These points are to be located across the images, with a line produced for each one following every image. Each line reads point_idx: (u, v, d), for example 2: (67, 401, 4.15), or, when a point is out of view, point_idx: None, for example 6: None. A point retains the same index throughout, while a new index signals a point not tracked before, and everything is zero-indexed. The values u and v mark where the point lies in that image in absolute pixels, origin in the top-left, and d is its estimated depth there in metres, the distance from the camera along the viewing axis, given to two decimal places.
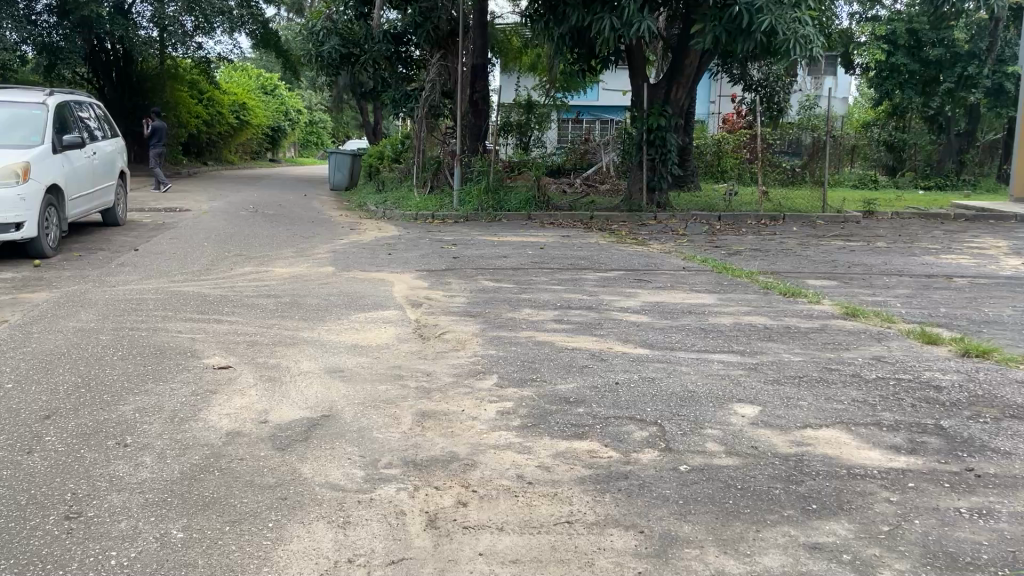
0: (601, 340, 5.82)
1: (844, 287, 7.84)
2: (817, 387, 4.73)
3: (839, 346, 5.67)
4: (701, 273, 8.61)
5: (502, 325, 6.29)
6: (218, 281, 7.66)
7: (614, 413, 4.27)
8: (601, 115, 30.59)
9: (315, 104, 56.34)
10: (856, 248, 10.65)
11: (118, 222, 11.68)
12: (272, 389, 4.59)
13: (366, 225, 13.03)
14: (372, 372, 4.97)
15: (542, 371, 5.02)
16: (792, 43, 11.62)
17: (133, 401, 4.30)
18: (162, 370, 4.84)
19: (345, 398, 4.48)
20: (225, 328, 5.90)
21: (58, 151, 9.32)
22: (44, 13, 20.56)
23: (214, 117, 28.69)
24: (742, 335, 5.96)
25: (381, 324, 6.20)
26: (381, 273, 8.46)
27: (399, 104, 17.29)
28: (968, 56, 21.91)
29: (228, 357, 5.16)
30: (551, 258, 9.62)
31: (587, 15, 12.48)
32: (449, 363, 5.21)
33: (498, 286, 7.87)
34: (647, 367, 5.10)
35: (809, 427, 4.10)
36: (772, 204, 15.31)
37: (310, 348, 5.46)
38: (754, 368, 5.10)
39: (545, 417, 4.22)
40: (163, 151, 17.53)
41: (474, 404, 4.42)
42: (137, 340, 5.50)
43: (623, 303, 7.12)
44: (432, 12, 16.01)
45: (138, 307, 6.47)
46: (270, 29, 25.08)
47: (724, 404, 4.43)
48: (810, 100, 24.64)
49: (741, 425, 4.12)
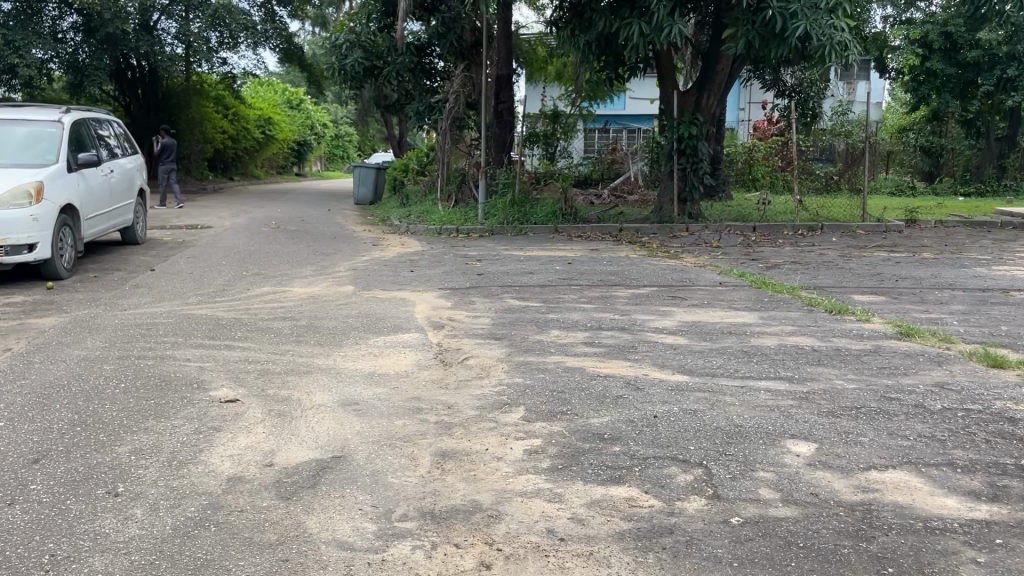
0: (636, 365, 5.41)
1: (895, 304, 7.36)
2: (878, 420, 4.29)
3: (897, 371, 5.21)
4: (739, 288, 8.19)
5: (529, 349, 5.91)
6: (233, 303, 7.36)
7: (654, 451, 3.86)
8: (628, 124, 30.21)
9: (341, 118, 56.93)
10: (901, 260, 10.13)
11: (138, 240, 11.49)
12: (280, 426, 4.23)
13: (389, 240, 12.78)
14: (389, 406, 4.60)
15: (572, 402, 4.62)
16: (828, 50, 11.11)
17: (130, 441, 3.98)
18: (165, 406, 4.50)
19: (359, 436, 4.12)
20: (236, 355, 5.57)
21: (74, 170, 9.12)
22: (70, 31, 20.62)
23: (240, 132, 28.70)
24: (788, 358, 5.53)
25: (401, 349, 5.86)
26: (402, 292, 8.13)
27: (422, 117, 16.75)
28: (1007, 59, 20.92)
29: (237, 389, 4.82)
30: (580, 273, 9.23)
31: (615, 21, 12.13)
32: (472, 394, 4.83)
33: (524, 305, 7.51)
34: (687, 397, 4.67)
35: (873, 469, 3.66)
36: (809, 214, 14.80)
37: (324, 378, 5.11)
38: (805, 399, 4.65)
39: (576, 456, 3.83)
40: (173, 167, 17.45)
41: (499, 443, 4.03)
42: (142, 370, 5.18)
43: (658, 323, 6.70)
44: (455, 22, 15.77)
45: (149, 333, 6.18)
46: (294, 44, 25.04)
47: (777, 441, 4.00)
48: (842, 105, 24.05)
49: (796, 466, 3.69)
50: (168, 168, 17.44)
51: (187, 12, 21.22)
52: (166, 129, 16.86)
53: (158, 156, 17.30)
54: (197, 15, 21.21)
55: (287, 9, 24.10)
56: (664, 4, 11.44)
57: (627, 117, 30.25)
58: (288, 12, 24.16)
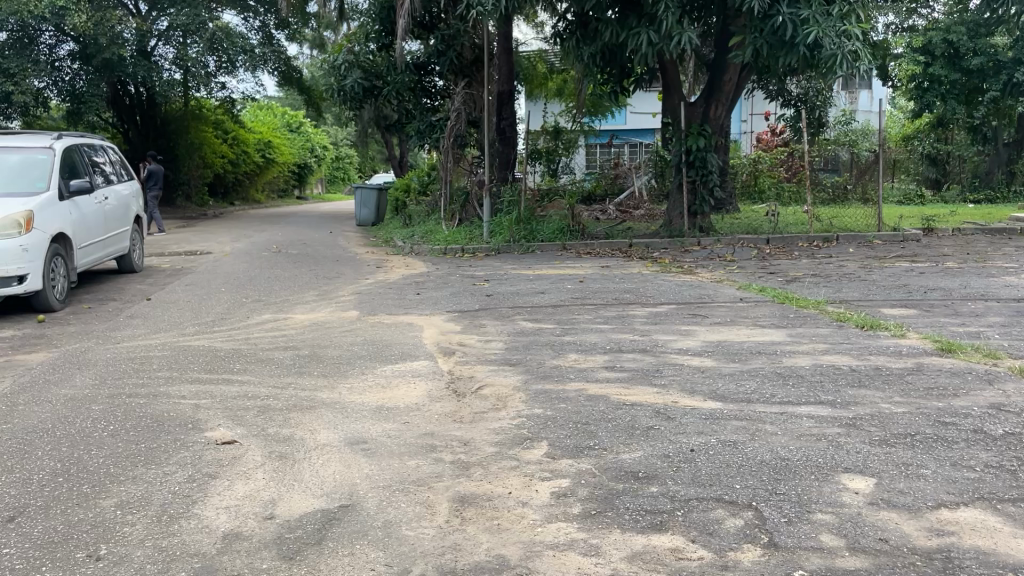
0: (663, 392, 5.03)
1: (928, 317, 6.98)
2: (937, 449, 3.90)
3: (947, 393, 4.80)
4: (762, 304, 7.82)
5: (546, 375, 5.53)
6: (233, 333, 7.00)
7: (696, 492, 3.48)
8: (631, 138, 29.97)
9: (342, 140, 57.00)
10: (925, 270, 9.76)
11: (135, 268, 11.16)
12: (282, 471, 3.85)
13: (393, 262, 12.43)
14: (400, 444, 4.21)
15: (600, 435, 4.23)
16: (839, 59, 10.74)
17: (116, 493, 3.61)
18: (157, 451, 4.13)
19: (368, 480, 3.74)
20: (234, 391, 5.20)
21: (66, 198, 8.81)
22: (67, 59, 20.35)
23: (240, 156, 28.47)
24: (826, 381, 5.13)
25: (411, 379, 5.48)
26: (409, 316, 7.78)
27: (424, 136, 16.47)
28: (1013, 63, 20.51)
29: (234, 429, 4.45)
30: (593, 292, 8.86)
31: (621, 31, 11.82)
32: (489, 427, 4.45)
33: (538, 327, 7.13)
34: (725, 427, 4.29)
35: (944, 507, 3.29)
36: (822, 224, 14.46)
37: (329, 414, 4.73)
38: (853, 426, 4.27)
39: (610, 499, 3.45)
40: (160, 194, 17.10)
41: (523, 484, 3.65)
42: (133, 411, 4.80)
43: (682, 344, 6.32)
44: (455, 39, 15.53)
45: (141, 368, 5.81)
46: (292, 67, 24.88)
47: (830, 475, 3.62)
48: (846, 114, 23.73)
49: (858, 506, 3.30)
50: (153, 196, 17.08)
51: (185, 37, 20.96)
52: (151, 155, 16.64)
53: (144, 184, 16.98)
54: (195, 40, 20.94)
55: (284, 32, 24.00)
56: (672, 13, 11.13)
57: (630, 131, 30.02)
58: (286, 35, 24.11)
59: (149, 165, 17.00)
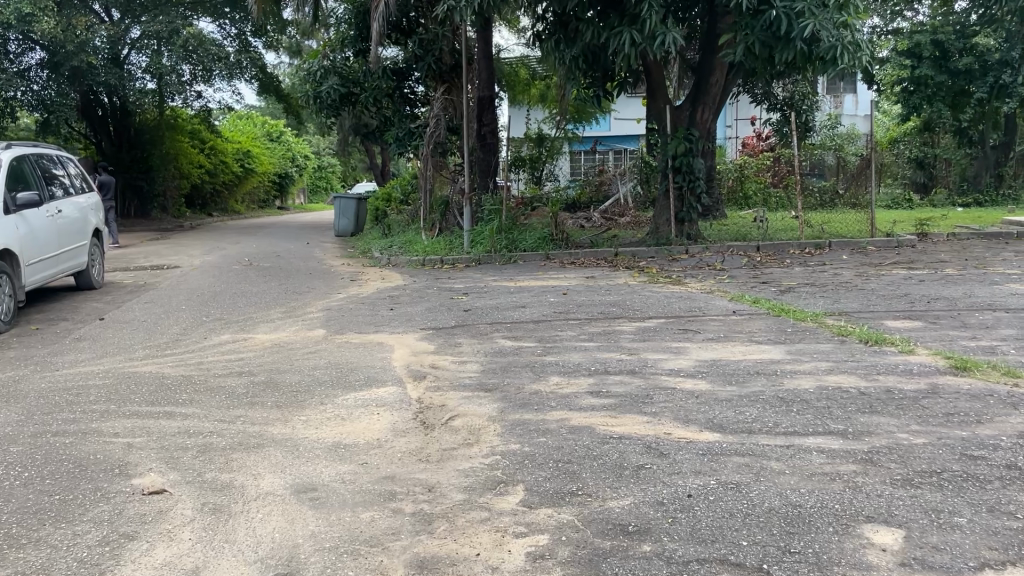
0: (654, 422, 4.49)
1: (935, 330, 6.51)
2: (969, 491, 3.40)
3: (969, 419, 4.30)
4: (756, 317, 7.35)
5: (525, 403, 4.98)
6: (184, 357, 6.43)
7: (695, 551, 2.97)
8: (614, 144, 29.65)
9: (324, 149, 56.72)
10: (924, 277, 9.32)
11: (94, 285, 10.56)
12: (212, 528, 3.31)
13: (369, 275, 11.89)
14: (355, 491, 3.66)
15: (585, 477, 3.71)
16: (839, 50, 10.39)
17: (11, 562, 3.05)
18: (71, 504, 3.57)
19: (312, 540, 3.19)
20: (175, 427, 4.63)
21: (12, 212, 8.22)
22: (35, 67, 19.66)
23: (217, 167, 27.86)
24: (834, 407, 4.61)
25: (374, 409, 4.95)
26: (379, 335, 7.23)
27: (403, 143, 15.68)
28: (999, 65, 20.03)
29: (167, 474, 3.90)
30: (578, 305, 8.36)
31: (602, 31, 11.36)
32: (456, 468, 3.92)
33: (517, 346, 6.60)
34: (725, 466, 3.77)
35: (989, 569, 2.79)
36: (813, 230, 14.02)
37: (278, 454, 4.18)
38: (871, 462, 3.76)
39: (595, 562, 2.93)
40: (114, 205, 16.48)
41: (494, 543, 3.12)
42: (54, 453, 4.23)
43: (673, 364, 5.80)
44: (433, 44, 14.97)
45: (76, 400, 5.21)
46: (270, 74, 24.39)
47: (850, 527, 3.11)
48: (831, 118, 23.17)
49: (887, 568, 2.81)
50: (109, 208, 16.49)
51: (157, 45, 20.29)
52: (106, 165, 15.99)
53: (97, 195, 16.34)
54: (168, 47, 20.30)
55: (262, 39, 23.55)
56: (656, 11, 10.69)
57: (613, 138, 29.73)
58: (263, 43, 23.72)
59: (101, 175, 16.39)
